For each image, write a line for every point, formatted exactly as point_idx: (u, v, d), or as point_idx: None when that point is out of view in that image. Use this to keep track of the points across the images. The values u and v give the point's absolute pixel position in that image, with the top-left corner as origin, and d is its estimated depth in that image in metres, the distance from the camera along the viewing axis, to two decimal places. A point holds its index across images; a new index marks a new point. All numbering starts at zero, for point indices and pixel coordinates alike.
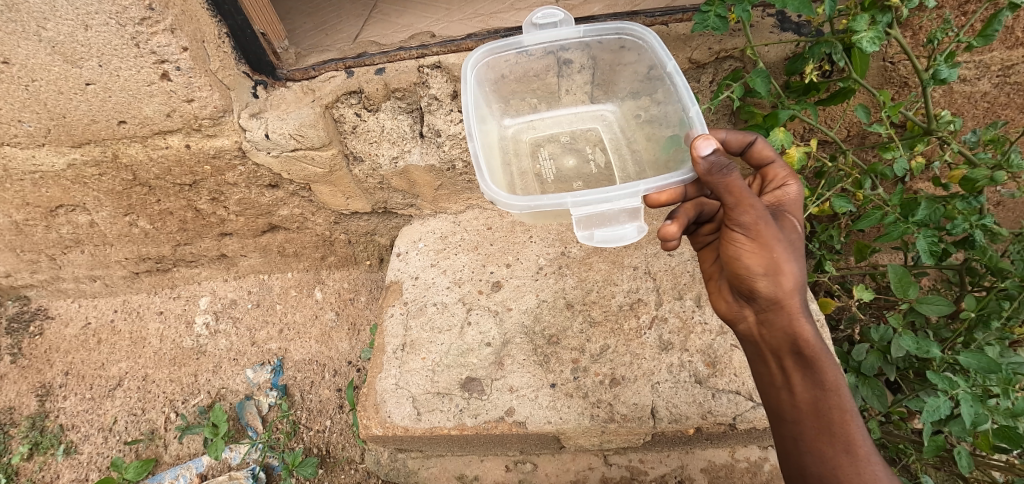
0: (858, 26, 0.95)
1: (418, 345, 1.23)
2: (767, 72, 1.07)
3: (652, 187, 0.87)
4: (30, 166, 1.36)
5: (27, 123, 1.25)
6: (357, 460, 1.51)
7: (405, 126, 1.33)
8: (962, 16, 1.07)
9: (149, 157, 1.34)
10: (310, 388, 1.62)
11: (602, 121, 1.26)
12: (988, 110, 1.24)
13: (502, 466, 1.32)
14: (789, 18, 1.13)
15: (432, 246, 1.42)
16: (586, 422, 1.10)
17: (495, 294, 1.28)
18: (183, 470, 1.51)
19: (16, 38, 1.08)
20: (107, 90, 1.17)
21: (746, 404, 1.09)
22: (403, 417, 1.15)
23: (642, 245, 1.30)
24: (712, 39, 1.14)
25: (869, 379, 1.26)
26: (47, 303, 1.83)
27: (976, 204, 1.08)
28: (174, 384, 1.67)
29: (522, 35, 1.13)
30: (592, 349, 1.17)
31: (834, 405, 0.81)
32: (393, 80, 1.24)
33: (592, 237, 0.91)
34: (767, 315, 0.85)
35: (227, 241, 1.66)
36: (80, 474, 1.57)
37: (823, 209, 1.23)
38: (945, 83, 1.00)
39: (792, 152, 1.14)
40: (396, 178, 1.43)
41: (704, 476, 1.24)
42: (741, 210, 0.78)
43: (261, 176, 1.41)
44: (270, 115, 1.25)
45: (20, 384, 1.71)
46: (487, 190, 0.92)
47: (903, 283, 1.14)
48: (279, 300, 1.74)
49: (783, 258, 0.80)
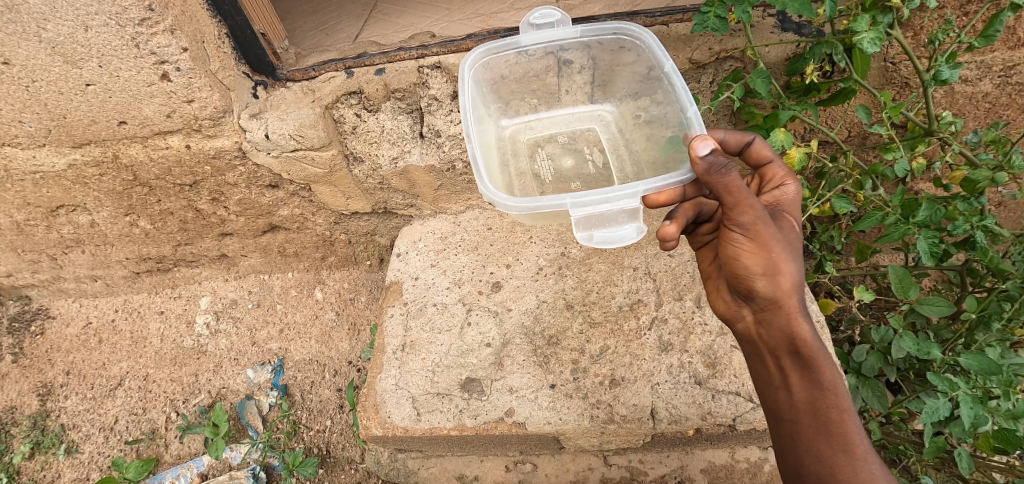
0: (859, 26, 0.95)
1: (418, 346, 1.23)
2: (767, 72, 1.07)
3: (651, 187, 0.87)
4: (31, 166, 1.37)
5: (28, 123, 1.25)
6: (357, 460, 1.52)
7: (405, 126, 1.33)
8: (963, 16, 1.07)
9: (149, 158, 1.34)
10: (310, 387, 1.62)
11: (600, 121, 1.26)
12: (989, 111, 1.24)
13: (502, 467, 1.32)
14: (789, 19, 1.13)
15: (432, 246, 1.42)
16: (586, 422, 1.10)
17: (495, 294, 1.28)
18: (184, 470, 1.51)
19: (17, 39, 1.08)
20: (107, 90, 1.17)
21: (746, 405, 1.09)
22: (403, 417, 1.15)
23: (642, 245, 1.30)
24: (712, 40, 1.14)
25: (870, 379, 1.26)
26: (48, 302, 1.83)
27: (977, 205, 1.08)
28: (175, 383, 1.67)
29: (519, 35, 1.13)
30: (592, 350, 1.17)
31: (831, 405, 0.81)
32: (392, 80, 1.24)
33: (591, 238, 0.91)
34: (765, 315, 0.85)
35: (227, 241, 1.66)
36: (81, 473, 1.58)
37: (824, 209, 1.23)
38: (946, 83, 0.99)
39: (793, 152, 1.14)
40: (396, 178, 1.43)
41: (704, 476, 1.24)
42: (740, 210, 0.78)
43: (261, 177, 1.42)
44: (270, 115, 1.25)
45: (21, 383, 1.71)
46: (485, 191, 0.92)
47: (904, 284, 1.14)
48: (279, 300, 1.74)
49: (782, 258, 0.80)
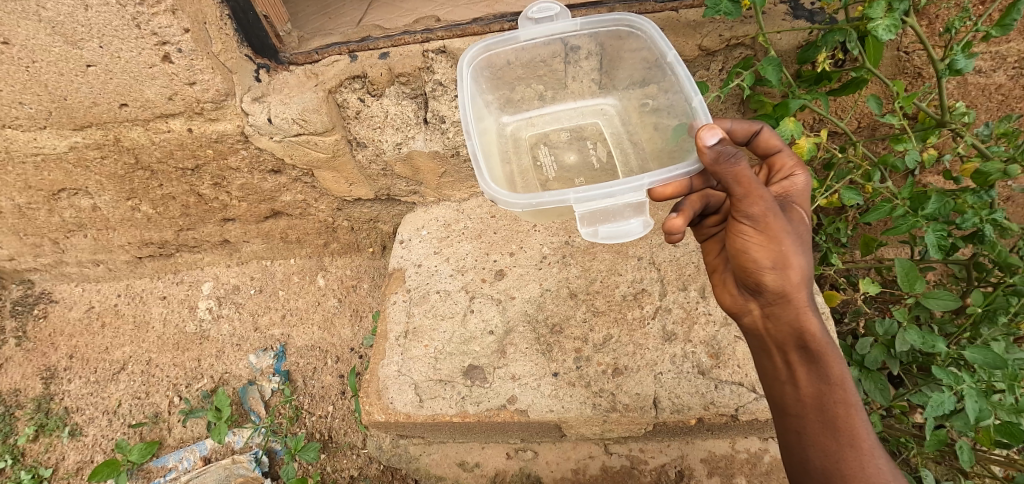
0: (874, 13, 0.93)
1: (421, 333, 1.23)
2: (779, 60, 1.04)
3: (657, 179, 0.86)
4: (32, 148, 1.36)
5: (28, 105, 1.24)
6: (358, 445, 1.52)
7: (410, 111, 1.31)
8: (981, 5, 1.05)
9: (151, 141, 1.33)
10: (313, 373, 1.63)
11: (602, 115, 1.26)
12: (1003, 103, 1.22)
13: (503, 454, 1.33)
14: (802, 5, 1.12)
15: (435, 233, 1.41)
16: (588, 410, 1.10)
17: (499, 282, 1.27)
18: (188, 453, 1.53)
19: (16, 18, 1.07)
20: (108, 71, 1.16)
21: (748, 396, 1.09)
22: (406, 403, 1.16)
23: (647, 235, 1.29)
24: (723, 26, 1.12)
25: (873, 372, 1.26)
26: (51, 287, 1.83)
27: (986, 198, 1.06)
28: (178, 368, 1.67)
29: (518, 30, 1.12)
30: (595, 339, 1.17)
31: (838, 399, 0.82)
32: (397, 64, 1.22)
33: (596, 233, 0.90)
34: (773, 309, 0.84)
35: (229, 226, 1.66)
36: (85, 456, 1.59)
37: (831, 201, 1.21)
38: (961, 73, 0.97)
39: (803, 142, 1.11)
40: (400, 164, 1.42)
41: (704, 466, 1.24)
42: (750, 201, 0.76)
43: (263, 161, 1.40)
44: (273, 99, 1.24)
45: (25, 367, 1.72)
46: (487, 189, 0.90)
47: (910, 277, 1.11)
48: (282, 286, 1.74)
49: (791, 252, 0.79)
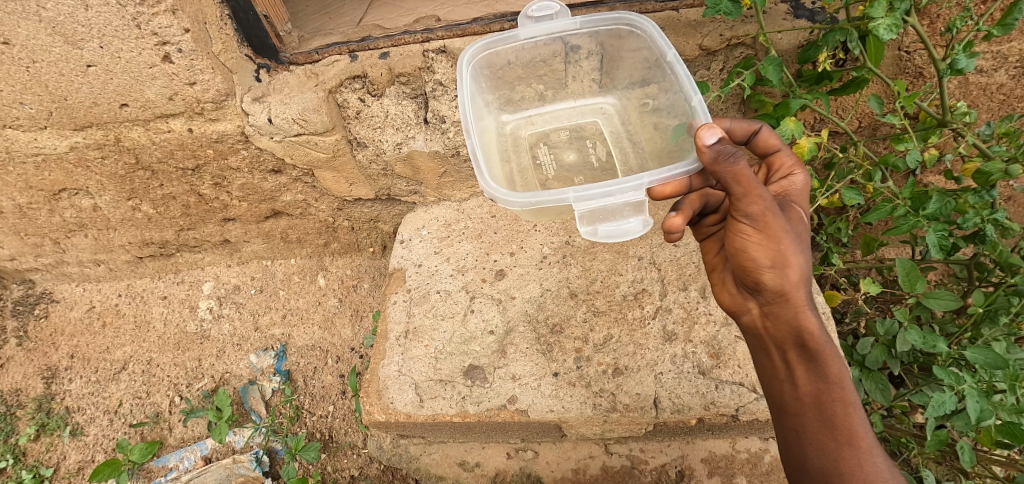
0: (875, 12, 0.92)
1: (421, 332, 1.23)
2: (780, 59, 1.04)
3: (657, 179, 0.85)
4: (33, 148, 1.36)
5: (28, 105, 1.24)
6: (359, 445, 1.52)
7: (410, 111, 1.31)
8: (983, 4, 1.05)
9: (151, 141, 1.33)
10: (313, 373, 1.63)
11: (602, 114, 1.26)
12: (1004, 102, 1.22)
13: (504, 453, 1.33)
14: (803, 5, 1.12)
15: (435, 233, 1.41)
16: (589, 410, 1.10)
17: (499, 282, 1.27)
18: (189, 453, 1.53)
19: (16, 18, 1.07)
20: (108, 71, 1.16)
21: (749, 396, 1.09)
22: (406, 403, 1.16)
23: (648, 235, 1.29)
24: (723, 26, 1.12)
25: (874, 372, 1.26)
26: (52, 287, 1.83)
27: (988, 198, 1.06)
28: (179, 368, 1.67)
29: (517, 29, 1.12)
30: (595, 339, 1.17)
31: (836, 397, 0.82)
32: (397, 64, 1.22)
33: (595, 232, 0.90)
34: (772, 308, 0.84)
35: (230, 226, 1.66)
36: (86, 455, 1.59)
37: (832, 201, 1.21)
38: (962, 73, 0.97)
39: (803, 142, 1.11)
40: (400, 164, 1.42)
41: (705, 466, 1.24)
42: (749, 201, 0.76)
43: (264, 161, 1.40)
44: (273, 99, 1.24)
45: (26, 366, 1.72)
46: (487, 188, 0.90)
47: (911, 277, 1.11)
48: (283, 286, 1.74)
49: (790, 251, 0.79)
